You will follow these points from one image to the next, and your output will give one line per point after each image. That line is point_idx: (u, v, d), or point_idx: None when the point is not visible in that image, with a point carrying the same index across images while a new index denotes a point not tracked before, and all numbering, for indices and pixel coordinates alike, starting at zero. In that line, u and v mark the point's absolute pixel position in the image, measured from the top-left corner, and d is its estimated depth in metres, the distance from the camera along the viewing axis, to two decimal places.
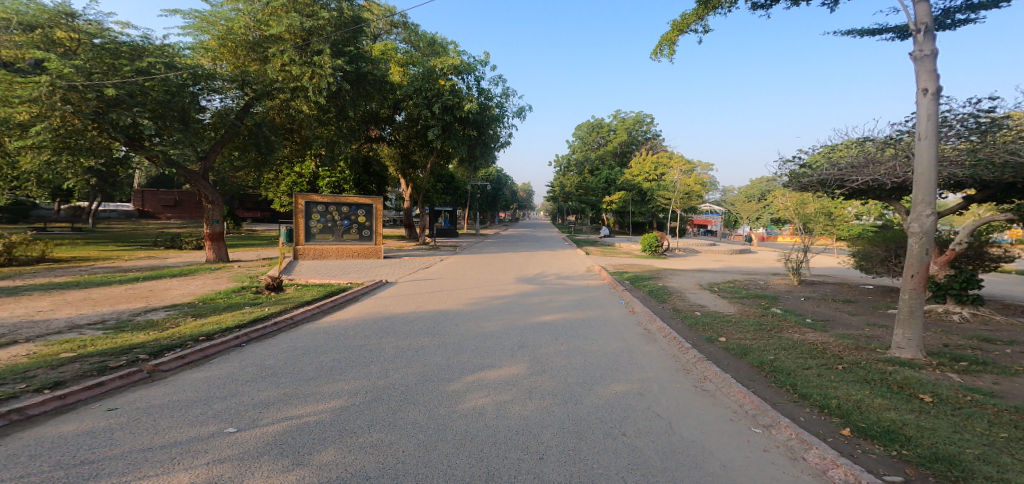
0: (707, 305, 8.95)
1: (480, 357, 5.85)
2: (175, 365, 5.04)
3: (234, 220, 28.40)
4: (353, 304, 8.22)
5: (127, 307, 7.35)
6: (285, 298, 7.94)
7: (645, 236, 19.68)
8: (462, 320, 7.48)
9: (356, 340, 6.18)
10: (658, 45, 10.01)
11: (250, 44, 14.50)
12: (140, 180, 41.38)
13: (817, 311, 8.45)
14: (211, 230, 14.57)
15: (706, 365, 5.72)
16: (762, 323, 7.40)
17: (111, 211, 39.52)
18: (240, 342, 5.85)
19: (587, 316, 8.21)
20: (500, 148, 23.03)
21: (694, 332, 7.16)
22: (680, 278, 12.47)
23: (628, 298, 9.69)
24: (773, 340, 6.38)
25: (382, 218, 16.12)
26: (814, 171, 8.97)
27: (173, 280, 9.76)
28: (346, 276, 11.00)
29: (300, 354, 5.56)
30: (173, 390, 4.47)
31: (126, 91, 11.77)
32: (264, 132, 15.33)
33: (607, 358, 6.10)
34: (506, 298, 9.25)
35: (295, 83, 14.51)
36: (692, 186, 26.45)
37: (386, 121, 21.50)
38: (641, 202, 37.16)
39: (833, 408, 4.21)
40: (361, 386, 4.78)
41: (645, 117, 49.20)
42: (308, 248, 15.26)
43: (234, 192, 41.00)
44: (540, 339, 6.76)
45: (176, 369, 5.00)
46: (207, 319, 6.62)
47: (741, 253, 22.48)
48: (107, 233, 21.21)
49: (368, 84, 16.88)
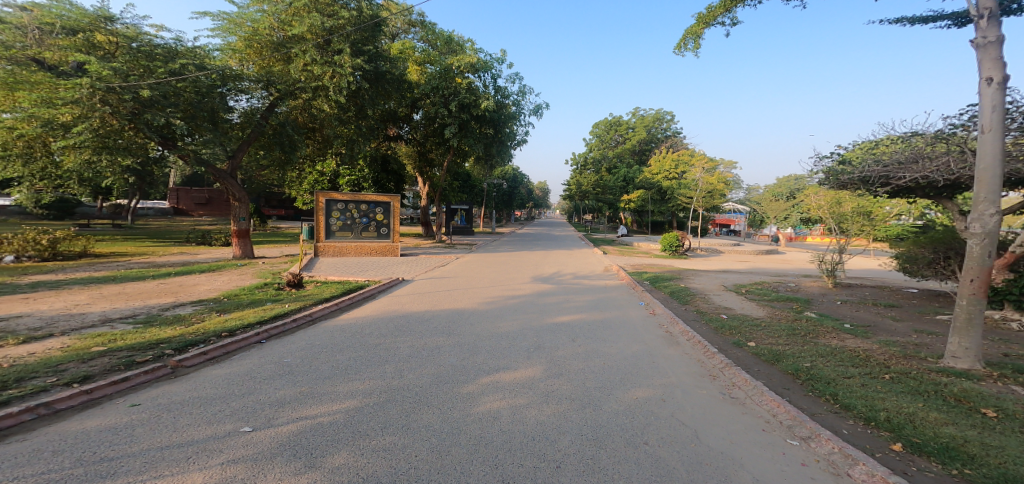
0: (733, 308, 8.57)
1: (497, 358, 5.73)
2: (198, 361, 5.09)
3: (260, 217, 29.19)
4: (371, 302, 8.22)
5: (156, 302, 7.53)
6: (305, 295, 8.00)
7: (666, 235, 19.19)
8: (480, 320, 7.38)
9: (372, 338, 6.14)
10: (683, 39, 9.68)
11: (274, 45, 14.80)
12: (174, 179, 43.06)
13: (856, 316, 7.97)
14: (238, 227, 14.93)
15: (734, 371, 5.43)
16: (795, 327, 7.02)
17: (147, 209, 41.30)
18: (260, 338, 5.88)
19: (606, 317, 7.98)
20: (516, 146, 22.91)
21: (720, 336, 6.84)
22: (704, 279, 12.05)
23: (648, 299, 9.39)
24: (807, 346, 6.02)
25: (399, 215, 16.21)
26: (856, 167, 8.48)
27: (202, 275, 10.00)
28: (365, 273, 11.06)
29: (317, 352, 5.55)
30: (194, 386, 4.49)
31: (160, 92, 12.13)
32: (287, 132, 15.63)
33: (627, 361, 5.87)
34: (522, 298, 9.10)
35: (316, 82, 14.74)
36: (715, 184, 25.68)
37: (404, 120, 21.63)
38: (660, 202, 36.36)
39: (880, 421, 3.89)
40: (376, 387, 4.72)
41: (666, 114, 48.29)
42: (329, 245, 15.47)
43: (261, 190, 42.19)
44: (557, 340, 6.57)
45: (199, 364, 5.04)
46: (230, 315, 6.70)
47: (767, 254, 21.71)
48: (144, 230, 22.06)
49: (386, 83, 17.02)
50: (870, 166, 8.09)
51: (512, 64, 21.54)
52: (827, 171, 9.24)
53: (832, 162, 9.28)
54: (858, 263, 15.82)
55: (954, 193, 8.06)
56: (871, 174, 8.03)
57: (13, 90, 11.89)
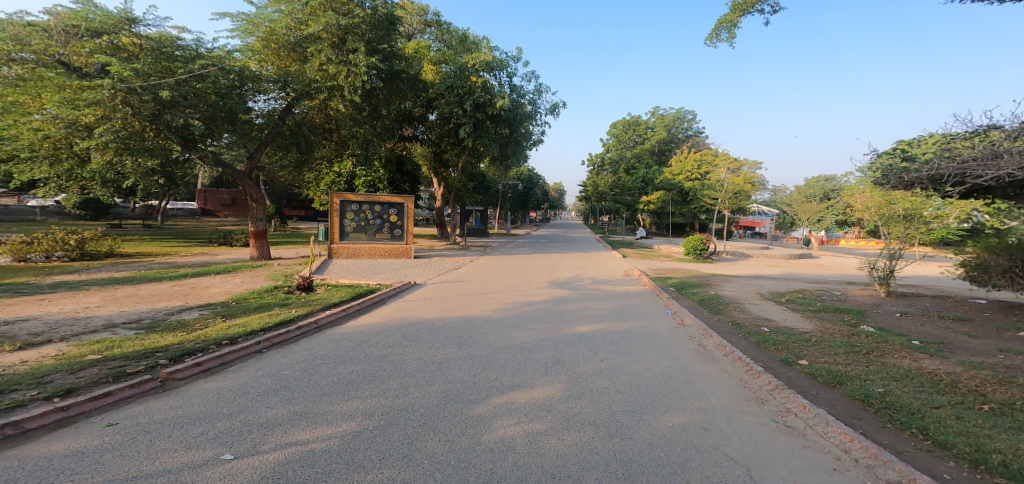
0: (774, 319, 7.75)
1: (513, 374, 5.17)
2: (191, 373, 4.69)
3: (281, 218, 29.51)
4: (381, 308, 7.78)
5: (164, 304, 7.25)
6: (314, 300, 7.65)
7: (689, 238, 18.26)
8: (495, 329, 6.83)
9: (378, 349, 5.67)
10: (715, 28, 8.94)
11: (291, 45, 14.73)
12: (203, 180, 44.21)
13: (921, 332, 7.14)
14: (255, 228, 14.87)
15: (786, 395, 4.70)
16: (853, 344, 6.22)
17: (176, 211, 42.58)
18: (260, 348, 5.48)
19: (630, 328, 7.30)
20: (533, 147, 22.37)
21: (763, 351, 6.08)
22: (735, 286, 11.19)
23: (675, 307, 8.66)
24: (872, 367, 5.25)
25: (413, 216, 15.86)
26: (923, 164, 7.68)
27: (215, 277, 9.79)
28: (377, 277, 10.68)
29: (319, 365, 5.10)
30: (180, 403, 4.07)
31: (180, 93, 12.14)
32: (304, 132, 15.47)
33: (657, 379, 5.20)
34: (539, 305, 8.51)
35: (331, 82, 14.62)
36: (741, 184, 24.30)
37: (419, 120, 21.24)
38: (681, 203, 34.76)
39: (993, 465, 3.14)
40: (379, 407, 4.23)
41: (688, 113, 46.76)
42: (343, 247, 15.26)
43: (282, 189, 42.83)
44: (577, 353, 5.94)
45: (192, 377, 4.65)
46: (235, 319, 6.35)
47: (799, 258, 20.43)
48: (172, 230, 22.43)
49: (401, 82, 16.78)
50: (941, 163, 7.27)
51: (528, 63, 20.99)
52: (887, 168, 8.40)
53: (893, 158, 8.46)
54: (917, 269, 14.62)
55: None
56: (944, 171, 7.21)
57: (39, 92, 12.03)
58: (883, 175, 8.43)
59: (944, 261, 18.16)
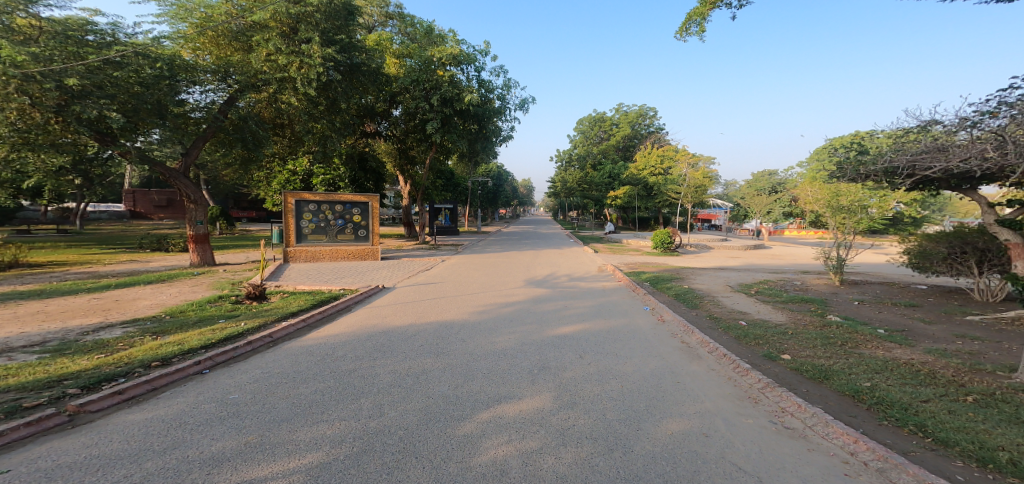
0: (749, 312, 7.81)
1: (498, 384, 4.77)
2: (108, 404, 3.63)
3: (226, 220, 27.48)
4: (346, 316, 7.11)
5: (78, 321, 6.11)
6: (266, 310, 6.86)
7: (656, 232, 18.54)
8: (473, 334, 6.39)
9: (346, 363, 5.07)
10: (687, 21, 8.87)
11: (232, 34, 13.68)
12: (131, 180, 40.42)
13: (883, 319, 7.45)
14: (195, 232, 13.44)
15: (779, 393, 4.61)
16: (828, 335, 6.29)
17: (101, 214, 38.76)
18: (202, 368, 4.49)
19: (610, 326, 7.10)
20: (501, 143, 21.90)
21: (745, 347, 6.05)
22: (706, 278, 11.32)
23: (653, 303, 8.54)
24: (852, 359, 5.31)
25: (379, 216, 15.09)
26: (878, 157, 7.92)
27: (146, 287, 8.59)
28: (341, 281, 9.89)
29: (274, 385, 4.29)
30: (92, 442, 3.12)
31: (93, 81, 10.82)
32: (250, 127, 14.19)
33: (648, 383, 5.00)
34: (516, 306, 8.13)
35: (282, 73, 13.55)
36: (702, 180, 25.02)
37: (383, 116, 20.30)
38: (647, 197, 35.88)
39: (1002, 464, 3.13)
40: (350, 430, 3.67)
41: (650, 110, 47.65)
42: (301, 250, 14.21)
43: (225, 189, 39.94)
44: (563, 357, 5.65)
45: (110, 409, 3.58)
46: (169, 336, 5.38)
47: (755, 249, 21.32)
48: (94, 236, 20.17)
49: (362, 76, 15.79)
50: (895, 156, 7.50)
51: (496, 57, 20.39)
52: (844, 161, 8.67)
53: (849, 152, 8.74)
54: (868, 257, 15.52)
55: (976, 185, 7.58)
56: (898, 164, 7.44)
57: None
58: (840, 168, 8.67)
59: (889, 249, 19.31)
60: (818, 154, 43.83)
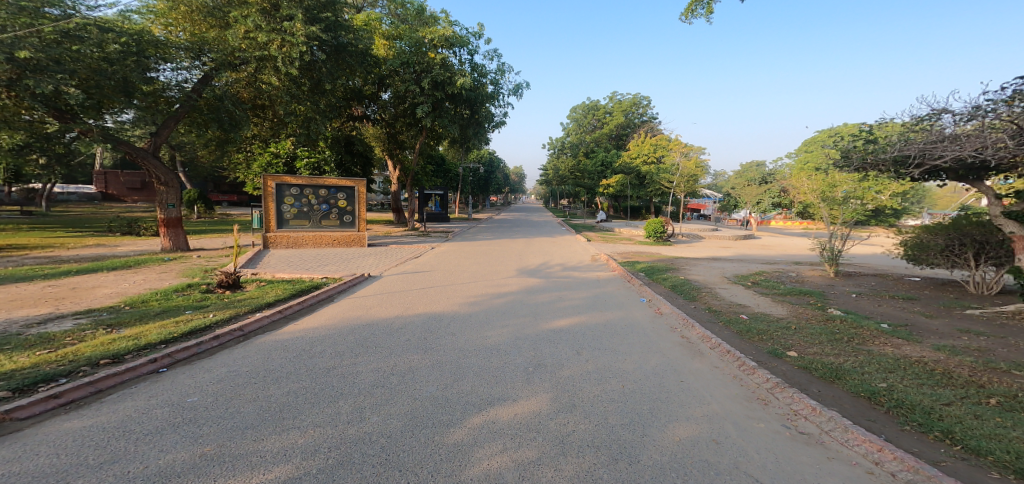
0: (748, 305, 7.54)
1: (490, 385, 4.41)
2: (41, 409, 3.15)
3: (204, 203, 26.51)
4: (327, 307, 6.66)
5: (25, 312, 5.53)
6: (239, 300, 6.37)
7: (649, 221, 18.30)
8: (463, 327, 6.01)
9: (324, 360, 4.64)
10: (692, 2, 8.47)
11: (208, 9, 12.88)
12: (104, 160, 38.89)
13: (885, 313, 7.25)
14: (167, 215, 12.74)
15: (789, 394, 4.33)
16: (834, 331, 6.04)
17: (71, 195, 37.34)
18: (158, 367, 4.02)
19: (607, 320, 6.79)
20: (493, 129, 21.30)
21: (749, 343, 5.79)
22: (701, 269, 11.09)
23: (649, 295, 8.25)
24: (861, 356, 5.08)
25: (365, 201, 14.51)
26: (887, 146, 7.66)
27: (109, 274, 7.99)
28: (323, 269, 9.38)
29: (241, 386, 3.85)
30: (11, 457, 2.65)
31: (49, 55, 10.03)
32: (226, 106, 13.34)
33: (651, 383, 4.69)
34: (508, 297, 7.76)
35: (261, 51, 12.84)
36: (695, 169, 24.77)
37: (371, 98, 19.62)
38: (638, 186, 35.56)
39: None
40: (324, 439, 3.25)
41: (643, 98, 47.03)
42: (282, 236, 13.60)
43: (204, 172, 38.64)
44: (559, 354, 5.31)
45: (43, 416, 3.11)
46: (126, 329, 4.88)
47: (746, 239, 21.20)
48: (62, 218, 19.19)
49: (348, 56, 15.04)
50: (905, 144, 7.24)
51: (489, 40, 19.68)
52: (850, 150, 8.41)
53: (857, 140, 8.47)
54: (863, 249, 15.43)
55: (983, 175, 7.40)
56: (909, 152, 7.17)
57: None
58: (846, 157, 8.42)
59: (881, 241, 19.29)
60: (807, 145, 44.03)
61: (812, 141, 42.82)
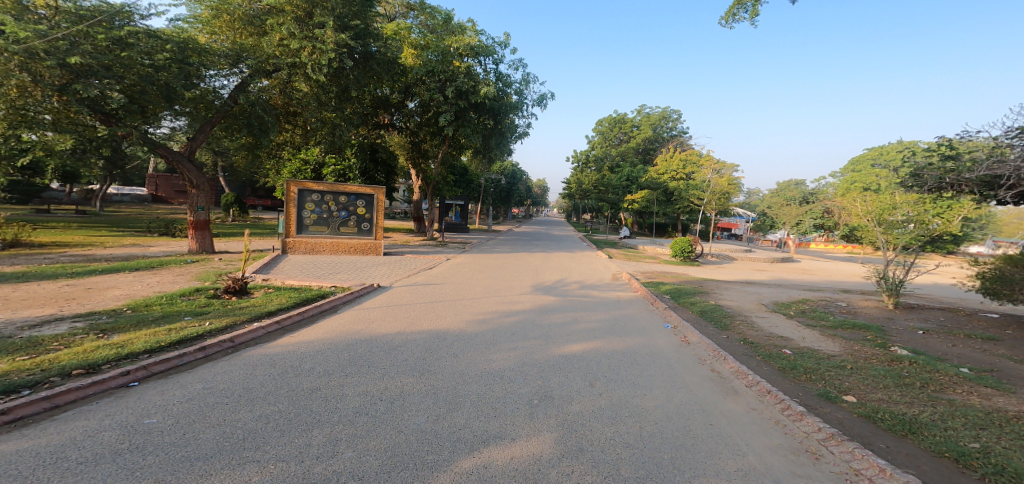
0: (791, 338, 6.67)
1: (488, 419, 3.88)
2: None
3: (240, 207, 27.43)
4: (328, 319, 6.36)
5: (29, 312, 5.44)
6: (240, 307, 6.16)
7: (677, 240, 17.32)
8: (467, 348, 5.53)
9: (309, 380, 4.33)
10: (733, 5, 7.84)
11: (248, 17, 13.35)
12: (154, 165, 41.29)
13: (959, 356, 6.22)
14: (195, 218, 13.01)
15: (848, 450, 3.58)
16: (898, 374, 5.15)
17: (124, 196, 39.88)
18: (129, 381, 3.73)
19: (627, 346, 6.13)
20: (517, 140, 21.05)
21: (793, 382, 5.00)
22: (734, 293, 10.19)
23: (675, 320, 7.52)
24: (935, 407, 4.24)
25: (384, 210, 14.45)
26: (973, 164, 6.64)
27: (127, 275, 8.02)
28: (334, 277, 9.17)
29: (211, 406, 3.50)
30: None
31: (100, 61, 10.42)
32: (258, 112, 13.61)
33: (674, 425, 4.04)
34: (521, 316, 7.23)
35: (292, 58, 13.16)
36: (727, 186, 23.61)
37: (397, 107, 19.87)
38: (666, 203, 34.35)
39: None
40: (283, 478, 2.79)
41: (673, 112, 45.82)
42: (301, 241, 13.62)
43: (244, 178, 40.36)
44: (569, 384, 4.72)
45: None
46: (116, 336, 4.68)
47: (782, 262, 19.85)
48: (108, 218, 20.09)
49: (375, 65, 15.21)
50: (994, 163, 6.22)
51: (516, 50, 19.46)
52: (924, 167, 7.40)
53: (931, 157, 7.46)
54: (925, 279, 13.90)
55: None
56: (1001, 170, 6.17)
57: None
58: (919, 176, 7.41)
59: (945, 271, 17.43)
60: (852, 164, 41.86)
61: (857, 161, 40.61)
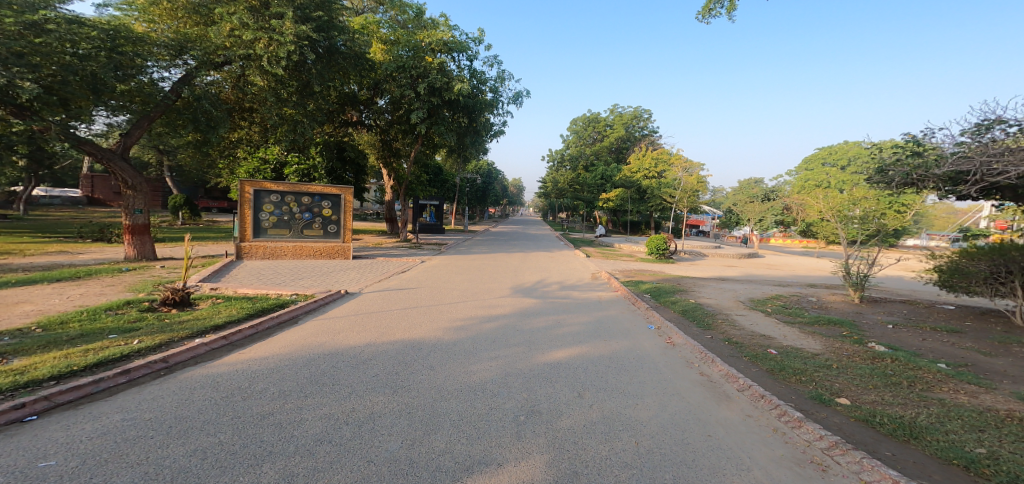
0: (773, 336, 6.60)
1: (470, 441, 3.44)
2: None
3: (191, 210, 25.67)
4: (288, 330, 5.74)
5: None
6: (182, 321, 5.48)
7: (651, 238, 17.36)
8: (444, 359, 5.07)
9: (260, 403, 3.77)
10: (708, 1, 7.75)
11: (193, 6, 12.33)
12: (91, 164, 38.08)
13: (934, 349, 6.29)
14: (133, 222, 11.89)
15: (856, 459, 3.37)
16: (887, 372, 5.06)
17: (55, 198, 36.61)
18: (25, 415, 3.28)
19: (612, 350, 5.83)
20: (491, 138, 20.58)
21: (785, 384, 4.83)
22: (711, 291, 10.16)
23: (658, 320, 7.30)
24: (930, 406, 4.13)
25: (351, 211, 13.68)
26: (940, 161, 6.74)
27: (48, 286, 7.08)
28: (295, 283, 8.48)
29: (126, 443, 3.08)
30: None
31: (10, 47, 9.14)
32: (205, 107, 12.55)
33: (671, 438, 3.74)
34: (500, 321, 6.81)
35: (246, 50, 12.23)
36: (697, 184, 23.97)
37: (365, 104, 19.03)
38: (639, 201, 34.75)
39: None
40: None
41: (643, 111, 46.38)
42: (258, 246, 12.68)
43: (194, 178, 37.81)
44: (557, 396, 4.36)
45: None
46: (19, 360, 4.05)
47: (750, 258, 20.28)
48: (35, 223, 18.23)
49: (340, 59, 14.39)
50: (961, 159, 6.31)
51: (489, 47, 18.99)
52: (893, 164, 7.50)
53: (899, 153, 7.58)
54: (888, 273, 14.39)
55: None
56: (968, 167, 6.23)
57: None
58: (887, 172, 7.53)
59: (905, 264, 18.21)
60: (807, 162, 43.72)
61: (811, 159, 42.46)
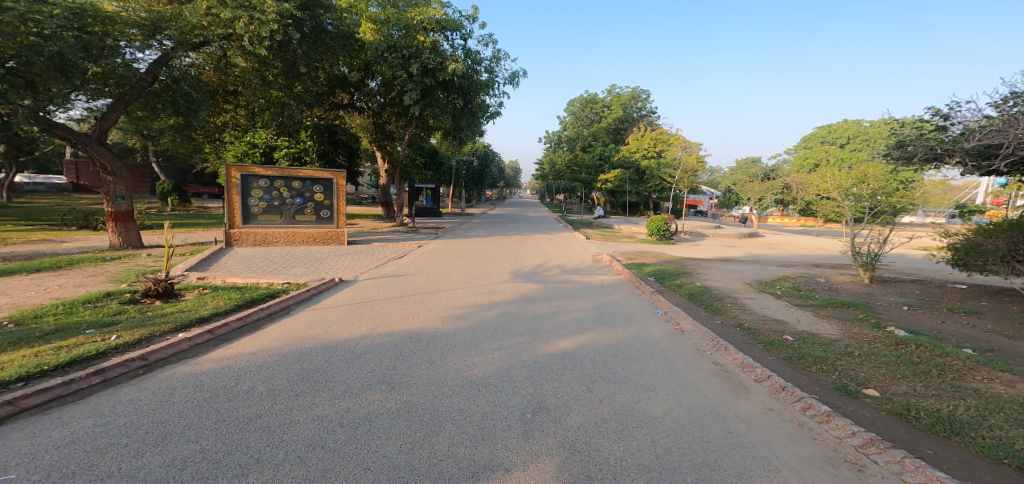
0: (787, 321, 6.33)
1: (475, 443, 3.15)
2: None
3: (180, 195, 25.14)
4: (278, 322, 5.42)
5: None
6: (165, 314, 5.15)
7: (652, 219, 16.99)
8: (445, 351, 4.77)
9: (247, 404, 3.46)
10: None
11: None
12: (75, 150, 37.11)
13: (954, 332, 6.04)
14: (116, 209, 11.46)
15: (896, 459, 3.09)
16: (912, 359, 4.80)
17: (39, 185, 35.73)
18: None
19: (620, 339, 5.54)
20: (487, 120, 20.00)
21: (806, 374, 4.56)
22: (716, 273, 9.87)
23: (666, 306, 7.00)
24: (966, 398, 3.87)
25: (344, 195, 13.26)
26: (970, 133, 6.34)
27: (24, 277, 6.70)
28: (287, 271, 8.14)
29: (97, 453, 2.75)
30: None
31: None
32: (184, 89, 11.97)
33: (689, 435, 3.47)
34: (502, 308, 6.50)
35: (225, 30, 11.62)
36: (697, 164, 23.53)
37: (356, 86, 18.37)
38: (638, 182, 34.25)
39: None
40: None
41: (642, 91, 45.52)
42: (249, 232, 12.29)
43: (181, 163, 36.92)
44: (565, 391, 4.07)
45: None
46: None
47: (751, 238, 20.01)
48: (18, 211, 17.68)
49: (328, 39, 13.74)
50: (992, 132, 5.93)
51: (485, 25, 18.29)
52: (914, 139, 7.11)
53: (920, 128, 7.19)
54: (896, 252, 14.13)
55: None
56: (999, 140, 5.86)
57: None
58: (908, 148, 7.15)
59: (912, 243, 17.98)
60: (805, 141, 43.27)
61: (810, 138, 41.98)
